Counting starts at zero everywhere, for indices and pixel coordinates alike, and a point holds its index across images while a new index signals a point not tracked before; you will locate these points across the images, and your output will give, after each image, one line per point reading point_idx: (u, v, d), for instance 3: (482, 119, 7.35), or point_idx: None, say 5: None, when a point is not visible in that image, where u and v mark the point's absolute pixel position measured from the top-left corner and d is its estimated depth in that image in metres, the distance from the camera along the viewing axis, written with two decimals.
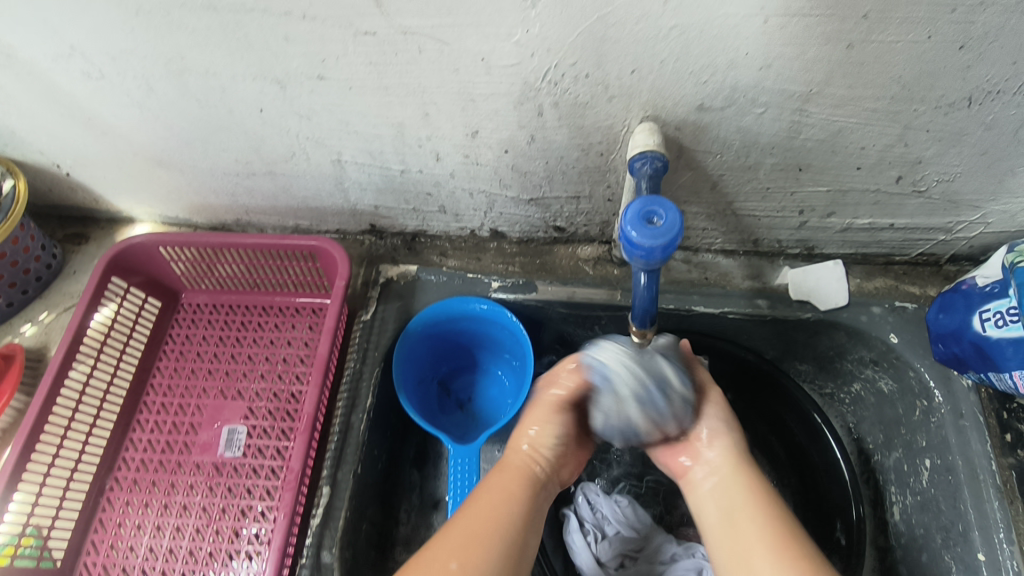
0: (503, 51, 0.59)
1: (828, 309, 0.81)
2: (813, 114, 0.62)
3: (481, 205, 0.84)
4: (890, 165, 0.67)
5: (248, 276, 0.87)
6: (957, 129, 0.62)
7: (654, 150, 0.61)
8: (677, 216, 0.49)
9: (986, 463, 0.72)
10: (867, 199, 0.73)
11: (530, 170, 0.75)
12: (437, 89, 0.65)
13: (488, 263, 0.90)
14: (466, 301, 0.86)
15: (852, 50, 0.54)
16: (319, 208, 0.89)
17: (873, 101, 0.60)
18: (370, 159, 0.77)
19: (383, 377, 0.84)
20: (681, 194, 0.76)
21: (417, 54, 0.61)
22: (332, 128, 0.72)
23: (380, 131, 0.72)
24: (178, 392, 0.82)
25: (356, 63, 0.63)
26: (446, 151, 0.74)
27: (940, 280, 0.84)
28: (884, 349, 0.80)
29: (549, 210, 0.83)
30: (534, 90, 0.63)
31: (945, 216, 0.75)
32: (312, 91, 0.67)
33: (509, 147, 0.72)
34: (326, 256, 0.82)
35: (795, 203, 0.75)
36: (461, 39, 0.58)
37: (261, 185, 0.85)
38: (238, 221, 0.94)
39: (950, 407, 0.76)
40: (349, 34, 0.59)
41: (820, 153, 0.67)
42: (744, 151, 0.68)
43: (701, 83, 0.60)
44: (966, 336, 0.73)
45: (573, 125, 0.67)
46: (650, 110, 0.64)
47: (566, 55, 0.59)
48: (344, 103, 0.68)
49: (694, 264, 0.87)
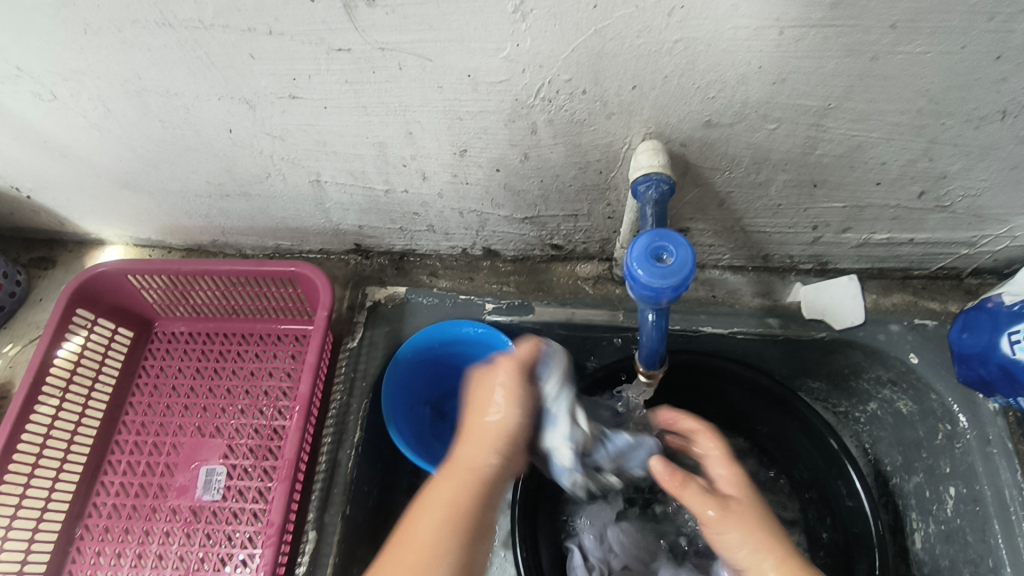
0: (491, 67, 0.53)
1: (843, 328, 0.77)
2: (831, 130, 0.57)
3: (472, 225, 0.78)
4: (912, 180, 0.62)
5: (224, 303, 0.81)
6: (988, 143, 0.57)
7: (660, 172, 0.56)
8: (690, 252, 0.44)
9: (1017, 494, 0.68)
10: (886, 215, 0.68)
11: (524, 188, 0.70)
12: (420, 108, 0.59)
13: (481, 284, 0.85)
14: (457, 325, 0.80)
15: (877, 62, 0.49)
16: (300, 228, 0.83)
17: (897, 115, 0.54)
18: (351, 179, 0.71)
19: (372, 408, 0.79)
20: (687, 211, 0.71)
21: (397, 71, 0.55)
22: (309, 148, 0.67)
23: (360, 151, 0.67)
24: (152, 430, 0.77)
25: (330, 81, 0.57)
26: (432, 170, 0.68)
27: (961, 293, 0.79)
28: (904, 370, 0.76)
29: (545, 228, 0.78)
30: (526, 108, 0.58)
31: (968, 230, 0.70)
32: (284, 111, 0.61)
33: (500, 166, 0.66)
34: (308, 283, 0.76)
35: (808, 219, 0.70)
36: (444, 55, 0.53)
37: (237, 207, 0.80)
38: (215, 242, 0.89)
39: (976, 433, 0.72)
40: (321, 51, 0.53)
41: (836, 169, 0.62)
42: (755, 167, 0.63)
43: (708, 99, 0.54)
44: (993, 358, 0.68)
45: (569, 143, 0.62)
46: (653, 127, 0.58)
47: (560, 71, 0.53)
48: (320, 123, 0.63)
49: (699, 281, 0.82)
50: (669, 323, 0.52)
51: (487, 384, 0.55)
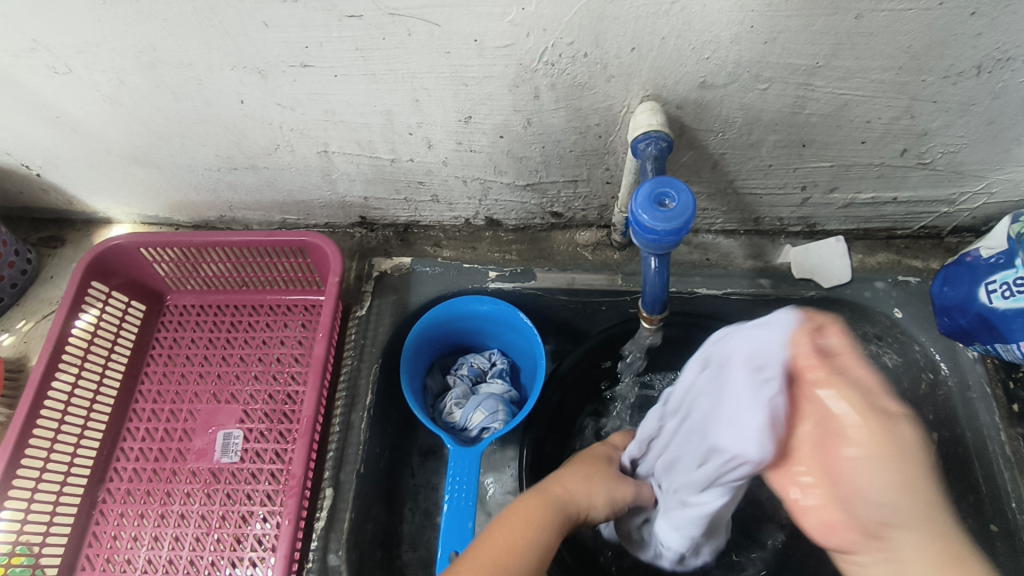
0: (496, 31, 0.56)
1: (831, 286, 0.81)
2: (819, 88, 0.60)
3: (475, 194, 0.81)
4: (895, 137, 0.66)
5: (235, 275, 0.84)
6: (965, 99, 0.60)
7: (658, 130, 0.58)
8: (691, 198, 0.47)
9: (996, 435, 0.73)
10: (871, 174, 0.72)
11: (526, 154, 0.72)
12: (427, 74, 0.62)
13: (483, 253, 0.88)
14: (469, 302, 0.83)
15: (861, 20, 0.52)
16: (306, 201, 0.85)
17: (881, 72, 0.58)
18: (358, 149, 0.74)
19: (382, 372, 0.82)
20: (682, 174, 0.74)
21: (406, 37, 0.57)
22: (318, 118, 0.69)
23: (368, 120, 0.69)
24: (168, 398, 0.79)
25: (341, 48, 0.59)
26: (438, 138, 0.71)
27: (942, 252, 0.83)
28: (888, 324, 0.80)
29: (545, 195, 0.80)
30: (529, 72, 0.60)
31: (949, 187, 0.73)
32: (295, 79, 0.64)
33: (504, 132, 0.69)
34: (317, 252, 0.79)
35: (798, 180, 0.74)
36: (452, 19, 0.55)
37: (245, 180, 0.81)
38: (222, 218, 0.91)
39: (958, 379, 0.76)
40: (333, 18, 0.56)
41: (824, 128, 0.65)
42: (747, 128, 0.66)
43: (703, 60, 0.57)
44: (972, 308, 0.73)
45: (571, 107, 0.65)
46: (651, 89, 0.61)
47: (563, 34, 0.56)
48: (329, 91, 0.65)
49: (694, 246, 0.86)
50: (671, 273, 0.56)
51: (593, 491, 0.64)
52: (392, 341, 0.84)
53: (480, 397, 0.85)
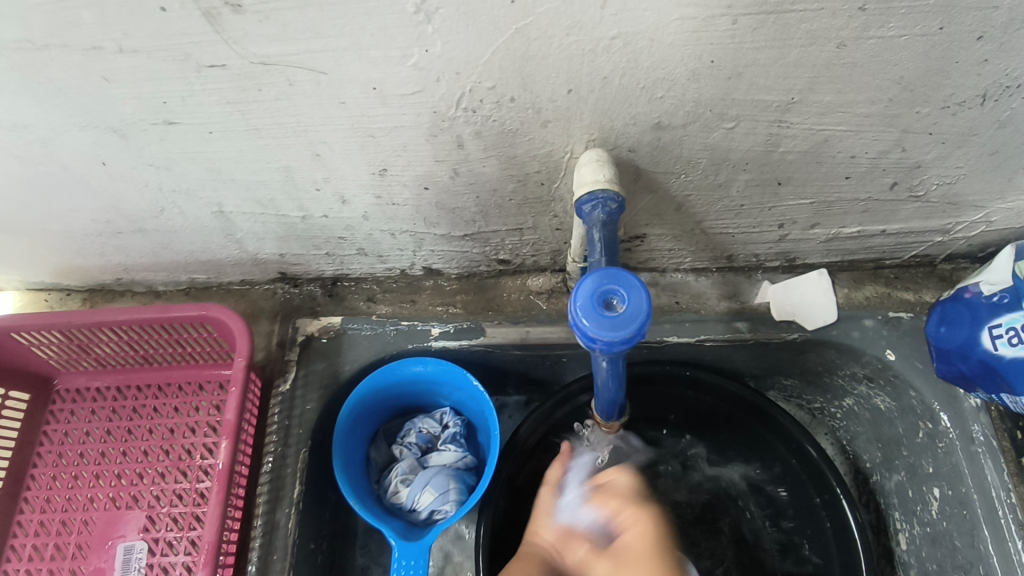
0: (398, 77, 0.45)
1: (817, 327, 0.72)
2: (795, 125, 0.50)
3: (406, 245, 0.70)
4: (885, 171, 0.56)
5: (133, 353, 0.72)
6: (965, 130, 0.51)
7: (608, 189, 0.48)
8: (643, 300, 0.38)
9: (1004, 495, 0.65)
10: (856, 208, 0.62)
11: (459, 206, 0.62)
12: (324, 127, 0.50)
13: (424, 306, 0.77)
14: (402, 365, 0.74)
15: (844, 50, 0.42)
16: (214, 261, 0.74)
17: (868, 106, 0.48)
18: (260, 208, 0.62)
19: (311, 455, 0.72)
20: (641, 218, 0.64)
21: (287, 87, 0.46)
22: (202, 177, 0.57)
23: (264, 177, 0.57)
24: (59, 506, 0.68)
25: (209, 103, 0.47)
26: (352, 193, 0.60)
27: (935, 281, 0.75)
28: (880, 367, 0.72)
29: (488, 244, 0.70)
30: (447, 121, 0.49)
31: (943, 218, 0.64)
32: (161, 138, 0.52)
33: (428, 183, 0.58)
34: (223, 326, 0.67)
35: (774, 218, 0.64)
36: (340, 66, 0.44)
37: (135, 243, 0.69)
38: (119, 280, 0.78)
39: (961, 430, 0.68)
40: (188, 69, 0.44)
41: (802, 165, 0.55)
42: (713, 169, 0.56)
43: (655, 100, 0.47)
44: (974, 353, 0.64)
45: (503, 155, 0.54)
46: (596, 133, 0.51)
47: (481, 77, 0.45)
48: (208, 149, 0.53)
49: (661, 287, 0.76)
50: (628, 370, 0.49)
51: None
52: (322, 417, 0.73)
53: (427, 474, 0.75)
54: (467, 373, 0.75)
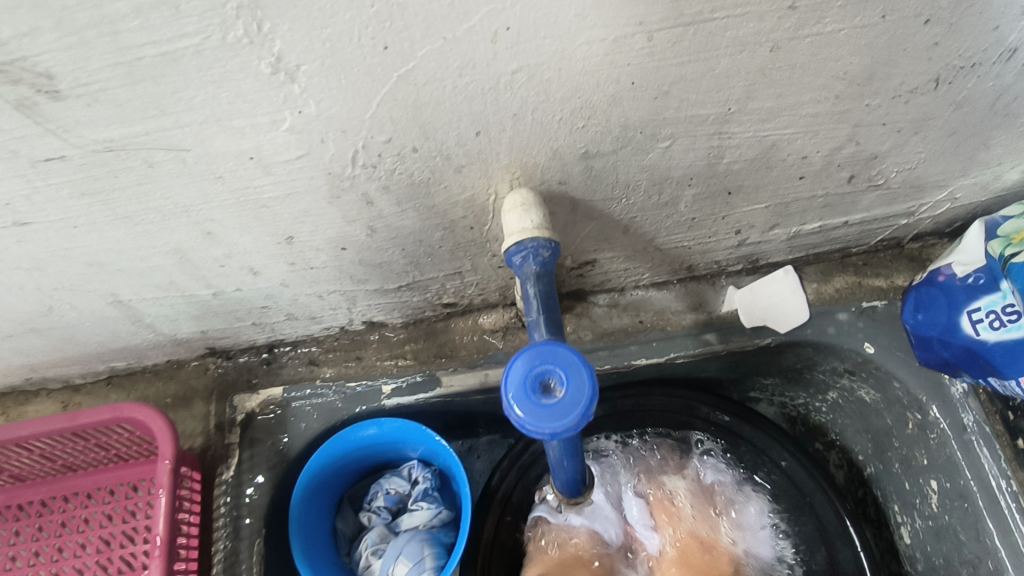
0: (276, 143, 0.38)
1: (789, 330, 0.68)
2: (737, 135, 0.45)
3: (339, 304, 0.63)
4: (839, 166, 0.52)
5: (53, 463, 0.64)
6: (921, 116, 0.46)
7: (540, 237, 0.43)
8: (584, 382, 0.32)
9: (1004, 484, 0.62)
10: (815, 205, 0.58)
11: (385, 260, 0.55)
12: (207, 204, 0.44)
13: (372, 362, 0.70)
14: (354, 430, 0.67)
15: (777, 53, 0.37)
16: (129, 347, 0.66)
17: (814, 105, 0.43)
18: (161, 291, 0.55)
19: (269, 544, 0.65)
20: (588, 244, 0.58)
21: (148, 170, 0.39)
22: (83, 272, 0.50)
23: (156, 262, 0.50)
24: None
25: (61, 197, 0.40)
26: (262, 264, 0.53)
27: (906, 262, 0.70)
28: (860, 360, 0.67)
29: (428, 291, 0.63)
30: (346, 180, 0.43)
31: (907, 201, 0.60)
32: (20, 240, 0.44)
33: (345, 244, 0.51)
34: (143, 425, 0.60)
35: (729, 225, 0.59)
36: (203, 141, 0.37)
37: (33, 343, 0.61)
38: (29, 380, 0.70)
39: (951, 419, 0.64)
40: (22, 166, 0.37)
41: (751, 172, 0.50)
42: (656, 188, 0.50)
43: (578, 130, 0.41)
44: (956, 339, 0.60)
45: (420, 206, 0.48)
46: (519, 170, 0.45)
47: (372, 132, 0.39)
48: (79, 244, 0.46)
49: (623, 307, 0.71)
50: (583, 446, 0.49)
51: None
52: (274, 502, 0.66)
53: (399, 542, 0.69)
54: (427, 426, 0.70)
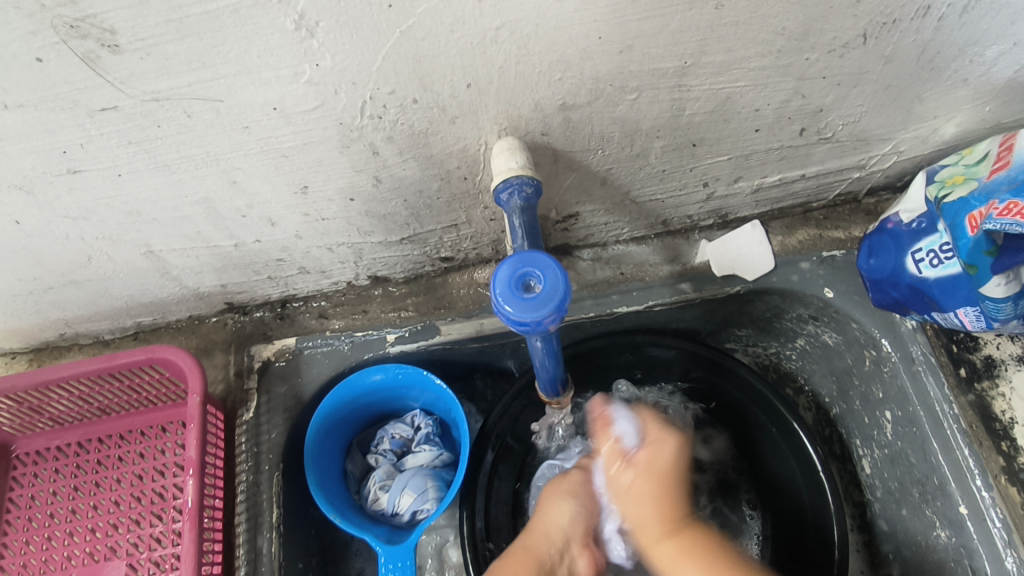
0: (296, 94, 0.45)
1: (756, 277, 0.75)
2: (694, 87, 0.51)
3: (347, 257, 0.70)
4: (790, 120, 0.58)
5: (89, 406, 0.71)
6: (856, 70, 0.53)
7: (522, 175, 0.49)
8: (559, 278, 0.40)
9: (947, 408, 0.68)
10: (772, 157, 0.64)
11: (388, 211, 0.62)
12: (234, 154, 0.50)
13: (376, 314, 0.77)
14: (361, 376, 0.73)
15: (722, 11, 0.44)
16: (156, 301, 0.73)
17: (759, 59, 0.50)
18: (189, 242, 0.61)
19: (286, 478, 0.72)
20: (570, 196, 0.65)
21: (187, 119, 0.46)
22: (122, 221, 0.56)
23: (186, 212, 0.57)
24: (36, 569, 0.67)
25: (110, 146, 0.47)
26: (279, 214, 0.60)
27: (861, 216, 0.77)
28: (822, 305, 0.74)
29: (427, 244, 0.70)
30: (356, 130, 0.49)
31: (856, 154, 0.67)
32: (71, 188, 0.51)
33: (353, 194, 0.58)
34: (172, 366, 0.67)
35: (697, 178, 0.66)
36: (235, 92, 0.44)
37: (70, 296, 0.68)
38: (63, 335, 0.77)
39: (901, 353, 0.71)
40: (81, 116, 0.43)
41: (711, 124, 0.57)
42: (627, 140, 0.57)
43: (554, 82, 0.48)
44: (903, 280, 0.67)
45: (420, 156, 0.54)
46: (505, 121, 0.51)
47: (379, 84, 0.45)
48: (121, 193, 0.52)
49: (605, 261, 0.77)
50: (560, 348, 0.57)
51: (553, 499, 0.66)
52: (290, 441, 0.73)
53: (404, 476, 0.76)
54: (428, 372, 0.76)
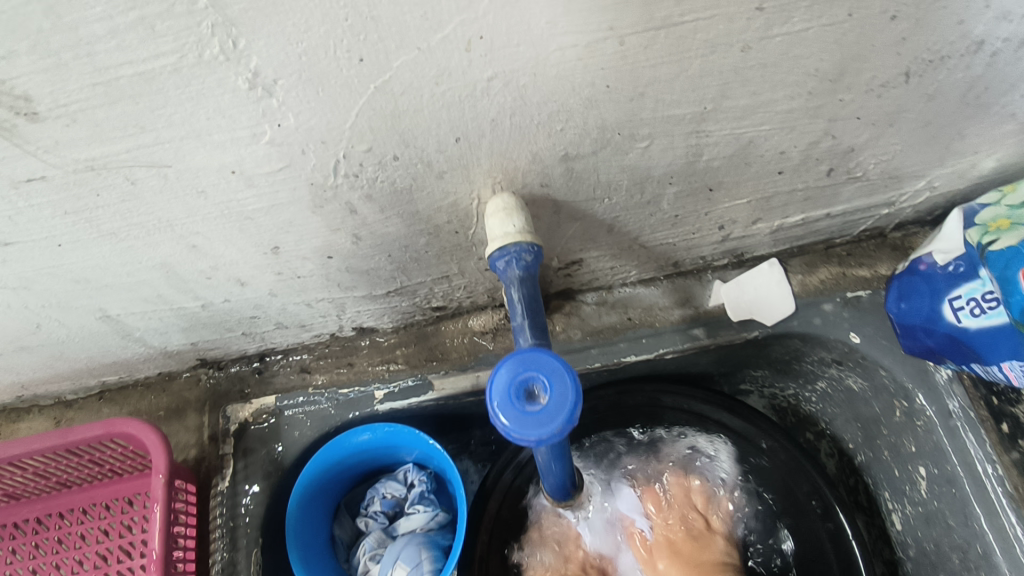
0: (257, 156, 0.39)
1: (774, 322, 0.68)
2: (714, 133, 0.45)
3: (328, 312, 0.64)
4: (817, 161, 0.52)
5: (46, 480, 0.64)
6: (894, 109, 0.47)
7: (522, 240, 0.43)
8: (568, 388, 0.33)
9: (990, 468, 0.62)
10: (796, 199, 0.58)
11: (372, 267, 0.56)
12: (191, 219, 0.44)
13: (363, 368, 0.70)
14: (345, 438, 0.67)
15: (749, 53, 0.38)
16: (121, 361, 0.66)
17: (788, 102, 0.43)
18: (149, 306, 0.55)
19: (267, 552, 0.66)
20: (573, 244, 0.59)
21: (130, 187, 0.39)
22: (70, 289, 0.50)
23: (142, 277, 0.50)
24: None
25: (44, 216, 0.41)
26: (249, 274, 0.53)
27: (888, 251, 0.72)
28: (847, 351, 0.68)
29: (417, 295, 0.64)
30: (329, 190, 0.43)
31: (886, 192, 0.61)
32: (4, 260, 0.44)
33: (331, 252, 0.52)
34: (135, 438, 0.60)
35: (713, 221, 0.60)
36: (183, 156, 0.37)
37: (22, 361, 0.61)
38: (21, 397, 0.70)
39: (937, 406, 0.65)
40: (2, 187, 0.37)
41: (730, 169, 0.51)
42: (637, 188, 0.51)
43: (556, 133, 0.42)
44: (939, 327, 0.61)
45: (404, 213, 0.48)
46: (500, 175, 0.45)
47: (352, 142, 0.39)
48: (64, 261, 0.46)
49: (611, 305, 0.71)
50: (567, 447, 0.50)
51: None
52: (270, 512, 0.66)
53: (396, 547, 0.69)
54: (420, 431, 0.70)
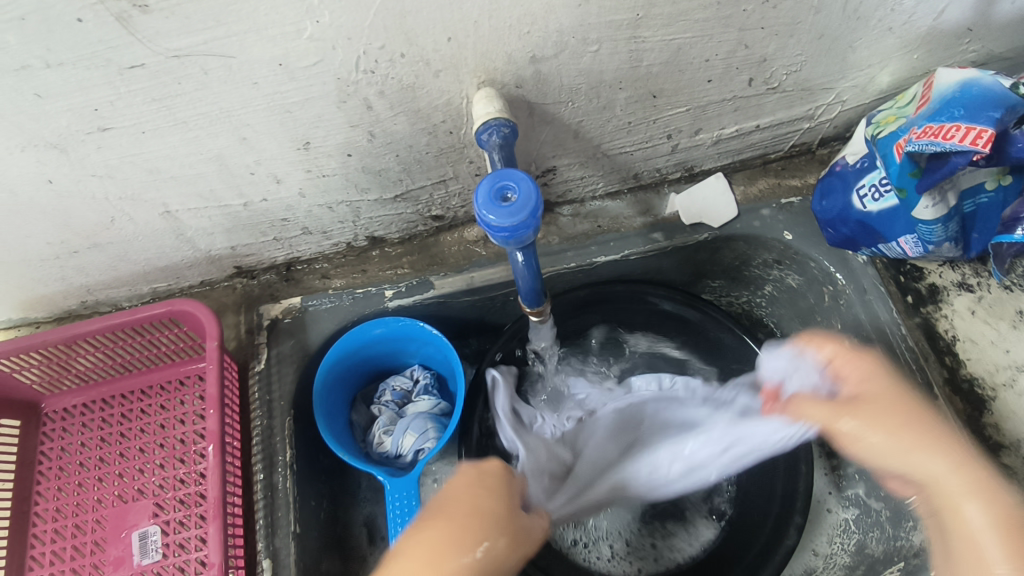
0: (300, 50, 0.52)
1: (721, 224, 0.81)
2: (648, 39, 0.59)
3: (346, 217, 0.76)
4: (738, 69, 0.66)
5: (112, 363, 0.77)
6: (791, 20, 0.60)
7: (499, 118, 0.56)
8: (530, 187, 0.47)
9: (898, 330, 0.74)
10: (727, 109, 0.72)
11: (383, 167, 0.69)
12: (244, 110, 0.57)
13: (375, 273, 0.83)
14: (363, 330, 0.79)
15: None
16: (171, 266, 0.79)
17: (702, 11, 0.57)
18: (203, 202, 0.68)
19: (296, 423, 0.78)
20: (546, 150, 0.72)
21: (203, 77, 0.52)
22: (144, 180, 0.63)
23: (200, 169, 0.63)
24: (70, 512, 0.73)
25: (136, 103, 0.53)
26: (284, 171, 0.66)
27: (816, 165, 0.85)
28: (783, 248, 0.80)
29: (419, 202, 0.77)
30: (352, 85, 0.56)
31: (803, 104, 0.74)
32: (99, 146, 0.57)
33: (351, 149, 0.65)
34: (189, 318, 0.73)
35: (661, 129, 0.73)
36: (246, 48, 0.50)
37: (93, 260, 0.74)
38: (85, 303, 0.83)
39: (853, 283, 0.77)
40: (112, 73, 0.50)
41: (667, 75, 0.64)
42: (594, 92, 0.64)
43: (524, 35, 0.55)
44: (851, 216, 0.74)
45: (409, 110, 0.61)
46: (483, 74, 0.58)
47: (370, 39, 0.52)
48: (143, 149, 0.59)
49: (584, 216, 0.84)
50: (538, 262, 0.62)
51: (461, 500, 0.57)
52: (299, 390, 0.79)
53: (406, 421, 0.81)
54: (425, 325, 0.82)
